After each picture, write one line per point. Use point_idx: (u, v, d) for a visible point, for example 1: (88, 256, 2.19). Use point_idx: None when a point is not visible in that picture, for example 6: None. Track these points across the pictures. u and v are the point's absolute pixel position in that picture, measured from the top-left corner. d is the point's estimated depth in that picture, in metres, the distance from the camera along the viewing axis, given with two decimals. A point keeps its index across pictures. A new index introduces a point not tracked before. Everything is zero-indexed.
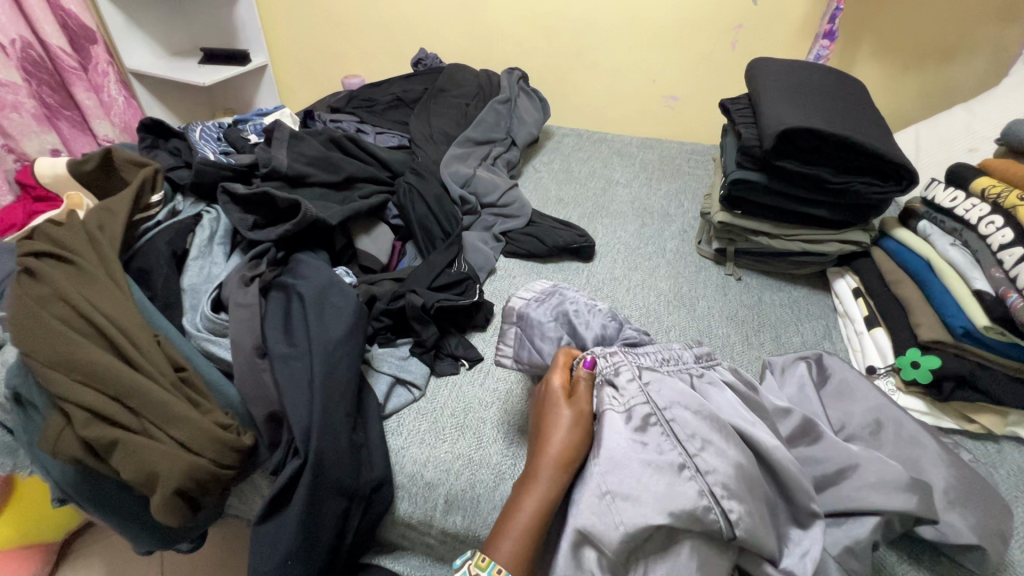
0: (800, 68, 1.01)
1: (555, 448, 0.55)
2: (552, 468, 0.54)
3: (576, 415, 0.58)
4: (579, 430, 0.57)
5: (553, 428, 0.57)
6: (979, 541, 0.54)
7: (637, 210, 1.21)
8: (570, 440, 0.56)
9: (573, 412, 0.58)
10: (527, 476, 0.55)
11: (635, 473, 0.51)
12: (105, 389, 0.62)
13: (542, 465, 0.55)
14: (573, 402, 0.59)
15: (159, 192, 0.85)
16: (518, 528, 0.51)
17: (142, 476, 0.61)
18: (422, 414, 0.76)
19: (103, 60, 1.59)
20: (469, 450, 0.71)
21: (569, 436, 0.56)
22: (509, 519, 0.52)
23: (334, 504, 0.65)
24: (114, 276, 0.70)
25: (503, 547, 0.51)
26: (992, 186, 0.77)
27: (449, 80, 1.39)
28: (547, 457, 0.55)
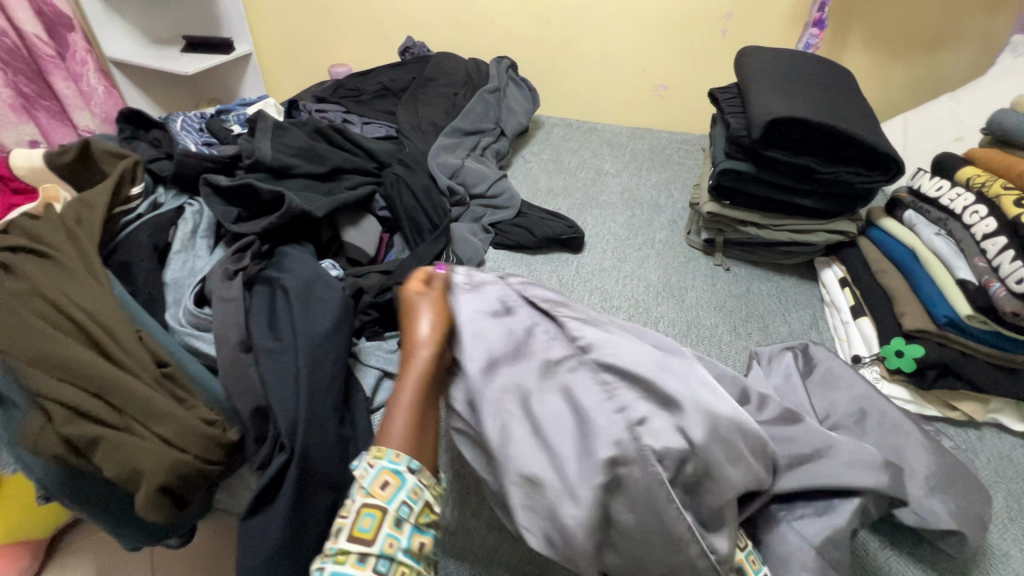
0: (788, 56, 1.01)
1: (423, 334, 0.53)
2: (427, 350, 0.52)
3: (435, 303, 0.56)
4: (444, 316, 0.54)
5: (417, 318, 0.54)
6: (958, 526, 0.55)
7: (627, 201, 1.21)
8: (438, 323, 0.54)
9: (431, 301, 0.56)
10: (404, 367, 0.52)
11: (509, 358, 0.49)
12: (85, 386, 0.61)
13: (414, 352, 0.52)
14: (429, 293, 0.57)
15: (139, 184, 0.83)
16: (404, 414, 0.50)
17: (125, 474, 0.60)
18: None
19: (81, 48, 1.55)
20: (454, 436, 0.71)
21: (435, 319, 0.54)
22: (394, 407, 0.50)
23: (322, 498, 0.65)
24: (93, 271, 0.69)
25: (395, 431, 0.49)
26: (976, 176, 0.78)
27: (436, 69, 1.37)
28: (419, 342, 0.52)
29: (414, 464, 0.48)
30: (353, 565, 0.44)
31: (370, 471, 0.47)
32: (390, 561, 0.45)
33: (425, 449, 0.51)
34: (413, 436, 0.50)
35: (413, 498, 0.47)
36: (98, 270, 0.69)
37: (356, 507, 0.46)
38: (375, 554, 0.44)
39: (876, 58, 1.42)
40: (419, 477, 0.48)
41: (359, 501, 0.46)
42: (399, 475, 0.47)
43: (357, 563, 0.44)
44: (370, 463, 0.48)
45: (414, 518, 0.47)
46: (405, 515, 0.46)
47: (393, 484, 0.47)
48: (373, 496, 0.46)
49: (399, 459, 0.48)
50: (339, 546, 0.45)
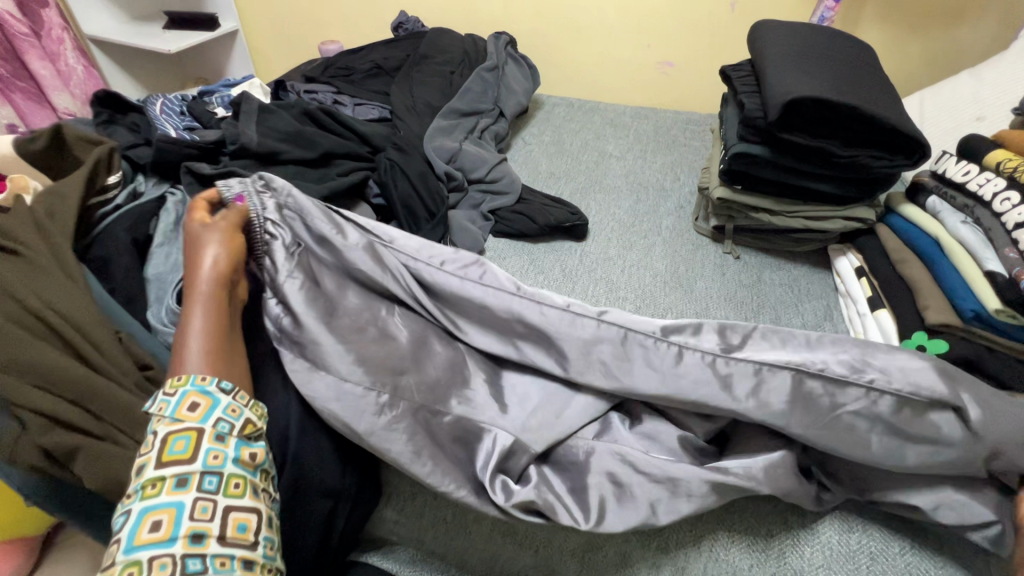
0: (806, 31, 0.95)
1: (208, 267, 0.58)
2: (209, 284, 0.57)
3: (223, 236, 0.61)
4: (228, 248, 0.60)
5: (203, 248, 0.59)
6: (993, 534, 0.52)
7: (631, 185, 1.16)
8: (224, 254, 0.59)
9: (221, 233, 0.61)
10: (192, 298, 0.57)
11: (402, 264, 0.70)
12: (62, 392, 0.57)
13: (203, 282, 0.57)
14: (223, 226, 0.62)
15: (116, 173, 0.78)
16: (199, 342, 0.54)
17: (108, 486, 0.56)
18: None
19: (57, 24, 1.46)
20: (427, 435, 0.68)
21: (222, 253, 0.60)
22: (184, 336, 0.54)
23: (319, 507, 0.61)
24: (67, 268, 0.65)
25: (193, 360, 0.53)
26: (1008, 160, 0.74)
27: (431, 45, 1.30)
28: (207, 274, 0.58)
29: (225, 385, 0.52)
30: (170, 491, 0.46)
31: (171, 400, 0.50)
32: (217, 476, 0.47)
33: (234, 375, 0.55)
34: (215, 359, 0.54)
35: (231, 414, 0.51)
36: (71, 267, 0.65)
37: (161, 436, 0.48)
38: (196, 472, 0.46)
39: (893, 32, 1.35)
40: (235, 397, 0.52)
41: (164, 430, 0.48)
42: (208, 395, 0.50)
43: (175, 488, 0.46)
44: (169, 393, 0.50)
45: (237, 433, 0.50)
46: (225, 430, 0.50)
47: (203, 404, 0.50)
48: (181, 422, 0.48)
49: (205, 381, 0.51)
50: (148, 476, 0.46)
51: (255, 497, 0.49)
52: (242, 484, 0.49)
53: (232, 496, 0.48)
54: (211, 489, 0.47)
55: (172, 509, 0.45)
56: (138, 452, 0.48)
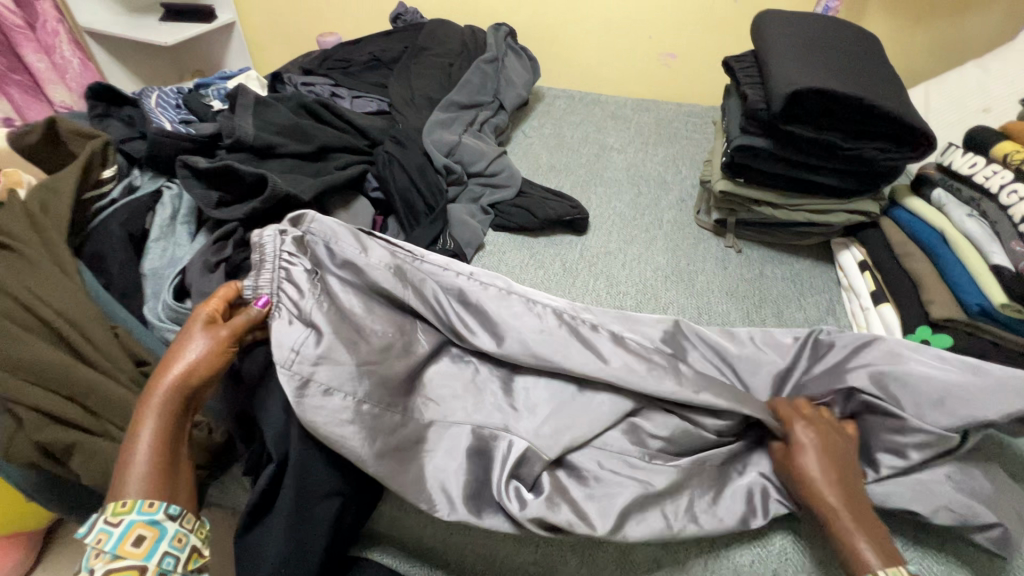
0: (810, 21, 0.93)
1: (173, 372, 0.54)
2: (172, 392, 0.53)
3: (206, 338, 0.56)
4: (206, 354, 0.56)
5: (178, 351, 0.55)
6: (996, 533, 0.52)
7: (632, 177, 1.15)
8: (193, 360, 0.55)
9: (204, 335, 0.57)
10: (144, 408, 0.53)
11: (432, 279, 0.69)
12: (56, 389, 0.57)
13: (159, 390, 0.53)
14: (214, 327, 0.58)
15: (111, 167, 0.77)
16: (145, 459, 0.50)
17: (104, 482, 0.56)
18: None
19: (52, 17, 1.44)
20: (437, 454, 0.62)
21: (194, 358, 0.55)
22: (131, 447, 0.51)
23: (327, 506, 0.61)
24: (61, 263, 0.64)
25: (132, 484, 0.49)
26: (1015, 152, 0.73)
27: (430, 37, 1.28)
28: (169, 381, 0.53)
29: (172, 510, 0.49)
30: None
31: (111, 532, 0.47)
32: None
33: (181, 493, 0.51)
34: (163, 477, 0.51)
35: (176, 546, 0.48)
36: (67, 264, 0.64)
37: None
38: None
39: (899, 21, 1.33)
40: (182, 525, 0.49)
41: (102, 571, 0.46)
42: (154, 526, 0.48)
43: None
44: (111, 522, 0.47)
45: (180, 568, 0.48)
46: (168, 568, 0.47)
47: (149, 537, 0.47)
48: (122, 559, 0.46)
49: (151, 508, 0.48)
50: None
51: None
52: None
53: None
54: None
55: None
56: None
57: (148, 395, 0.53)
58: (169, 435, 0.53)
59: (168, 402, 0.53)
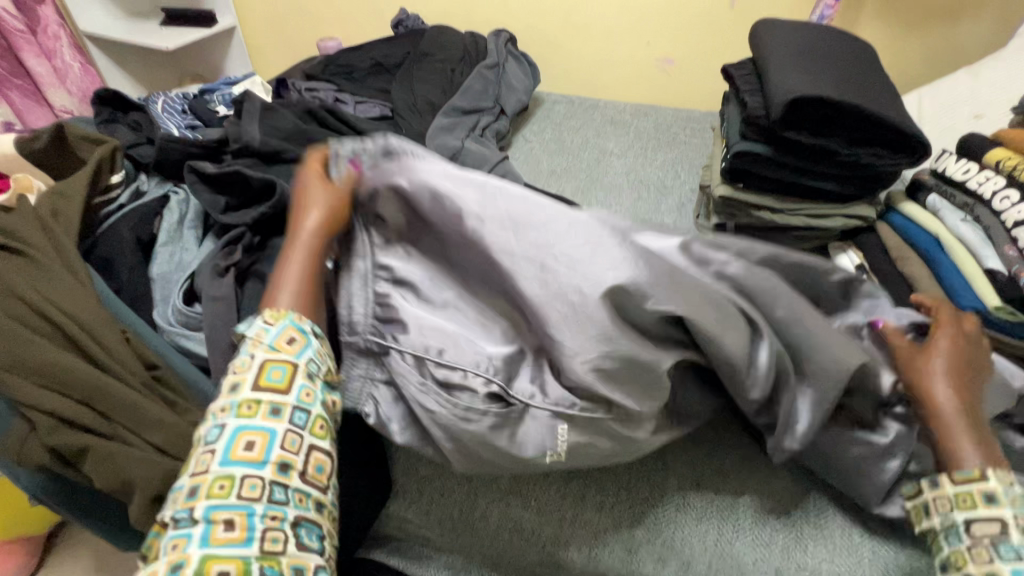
0: (806, 30, 0.95)
1: (313, 221, 0.60)
2: (318, 235, 0.59)
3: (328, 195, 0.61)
4: (332, 208, 0.61)
5: (309, 207, 0.60)
6: None
7: (633, 182, 1.17)
8: (323, 214, 0.60)
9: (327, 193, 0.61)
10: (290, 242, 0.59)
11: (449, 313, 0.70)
12: (71, 393, 0.58)
13: (304, 232, 0.59)
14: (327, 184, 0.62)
15: (119, 172, 0.78)
16: (293, 288, 0.56)
17: (117, 485, 0.56)
18: None
19: (53, 21, 1.45)
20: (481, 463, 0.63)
21: (324, 212, 0.60)
22: (279, 285, 0.56)
23: None
24: (72, 268, 0.65)
25: (283, 302, 0.55)
26: (1007, 159, 0.75)
27: (432, 43, 1.30)
28: (308, 228, 0.59)
29: (318, 329, 0.55)
30: (240, 494, 0.46)
31: (269, 329, 0.52)
32: (305, 415, 0.50)
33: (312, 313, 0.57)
34: (308, 308, 0.56)
35: (306, 400, 0.51)
36: (79, 269, 0.65)
37: (259, 363, 0.50)
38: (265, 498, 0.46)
39: (891, 29, 1.36)
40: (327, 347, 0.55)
41: (261, 357, 0.51)
42: (303, 334, 0.54)
43: (271, 415, 0.49)
44: (268, 323, 0.53)
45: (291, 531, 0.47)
46: (289, 462, 0.48)
47: (299, 340, 0.53)
48: (220, 542, 0.44)
49: (302, 321, 0.54)
50: (215, 473, 0.46)
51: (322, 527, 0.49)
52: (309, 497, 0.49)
53: (316, 434, 0.51)
54: (299, 424, 0.50)
55: (243, 512, 0.45)
56: (232, 371, 0.51)
57: (297, 228, 0.59)
58: (309, 271, 0.57)
59: (310, 240, 0.59)
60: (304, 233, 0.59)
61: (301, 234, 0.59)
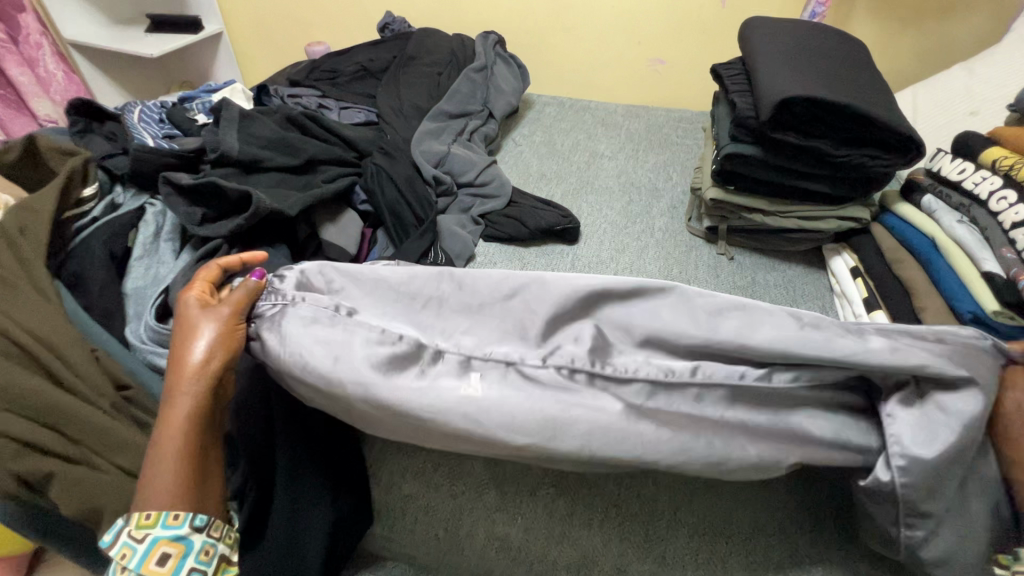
0: (797, 28, 0.93)
1: (192, 357, 0.50)
2: (198, 390, 0.50)
3: (213, 320, 0.52)
4: (223, 338, 0.51)
5: (184, 335, 0.51)
6: None
7: (623, 185, 1.15)
8: (210, 343, 0.50)
9: (210, 317, 0.52)
10: (169, 394, 0.50)
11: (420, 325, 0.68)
12: (36, 417, 0.55)
13: (184, 377, 0.49)
14: (214, 308, 0.53)
15: (92, 184, 0.76)
16: (173, 463, 0.48)
17: (85, 511, 0.54)
18: (398, 449, 0.67)
19: (35, 30, 1.43)
20: (478, 477, 0.64)
21: (208, 340, 0.51)
22: (153, 470, 0.48)
23: (319, 521, 0.61)
24: (40, 285, 0.63)
25: (154, 491, 0.47)
26: (1005, 158, 0.73)
27: (419, 47, 1.28)
28: (189, 368, 0.50)
29: (199, 521, 0.48)
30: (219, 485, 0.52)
31: (136, 547, 0.46)
32: None
33: (206, 499, 0.50)
34: (188, 491, 0.48)
35: (203, 560, 0.48)
36: (47, 287, 0.63)
37: None
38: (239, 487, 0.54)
39: (886, 25, 1.34)
40: (208, 537, 0.49)
41: None
42: (179, 542, 0.47)
43: None
44: (134, 536, 0.46)
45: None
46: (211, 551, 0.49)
47: (174, 554, 0.46)
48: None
49: (175, 520, 0.47)
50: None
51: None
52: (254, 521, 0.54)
53: None
54: None
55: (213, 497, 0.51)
56: None
57: (172, 391, 0.49)
58: (186, 445, 0.49)
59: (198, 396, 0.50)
60: (181, 394, 0.49)
61: (174, 400, 0.49)
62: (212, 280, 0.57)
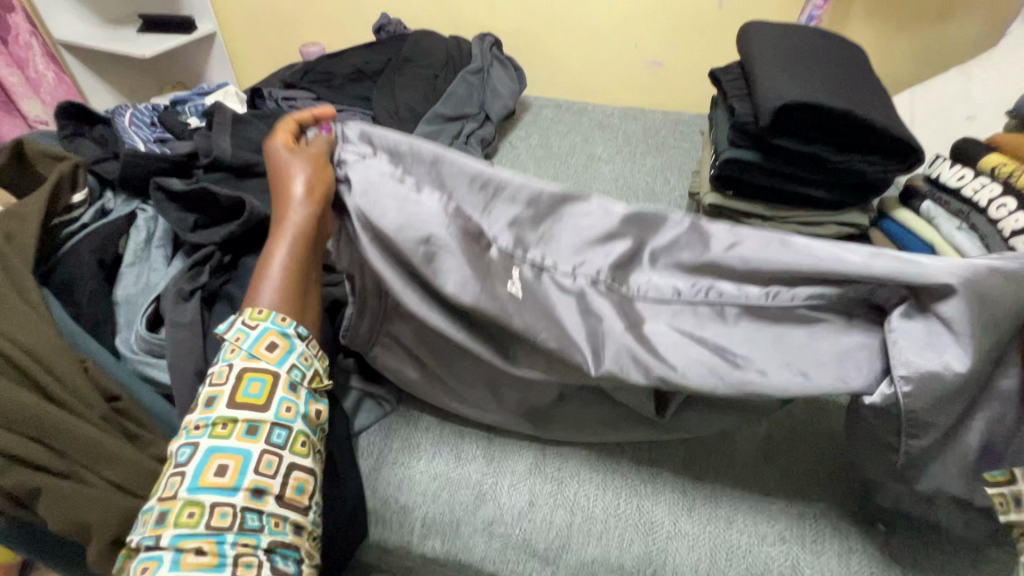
0: (795, 32, 0.93)
1: (301, 186, 0.58)
2: (303, 215, 0.57)
3: (313, 153, 0.60)
4: (323, 194, 0.59)
5: (288, 169, 0.59)
6: None
7: (621, 189, 1.14)
8: (311, 174, 0.58)
9: (312, 152, 0.61)
10: (279, 223, 0.58)
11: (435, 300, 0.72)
12: (22, 430, 0.54)
13: (295, 201, 0.57)
14: (307, 148, 0.61)
15: (81, 190, 0.75)
16: (280, 273, 0.56)
17: (71, 527, 0.53)
18: (398, 459, 0.68)
19: (25, 30, 1.41)
20: (479, 482, 0.66)
21: (313, 174, 0.59)
22: (266, 273, 0.56)
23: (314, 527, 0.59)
24: (26, 294, 0.61)
25: (265, 299, 0.55)
26: (1004, 165, 0.74)
27: (414, 48, 1.27)
28: (298, 194, 0.57)
29: (301, 331, 0.55)
30: (240, 436, 0.49)
31: (221, 396, 0.50)
32: (258, 513, 0.47)
33: (305, 322, 0.57)
34: (292, 309, 0.56)
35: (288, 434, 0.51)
36: (34, 296, 0.61)
37: (203, 456, 0.48)
38: (267, 422, 0.50)
39: (883, 28, 1.34)
40: (309, 347, 0.55)
41: (205, 450, 0.48)
42: (286, 337, 0.54)
43: (217, 519, 0.46)
44: (248, 324, 0.53)
45: (307, 383, 0.54)
46: (298, 379, 0.53)
47: (269, 381, 0.51)
48: (258, 360, 0.52)
49: (285, 322, 0.54)
50: (221, 414, 0.49)
51: (299, 551, 0.49)
52: (307, 443, 0.52)
53: (274, 531, 0.48)
54: (252, 521, 0.47)
55: (239, 456, 0.48)
56: (162, 495, 0.47)
57: (282, 215, 0.57)
58: (292, 264, 0.57)
59: (302, 224, 0.58)
60: (291, 223, 0.57)
61: (285, 216, 0.57)
62: (292, 130, 0.65)
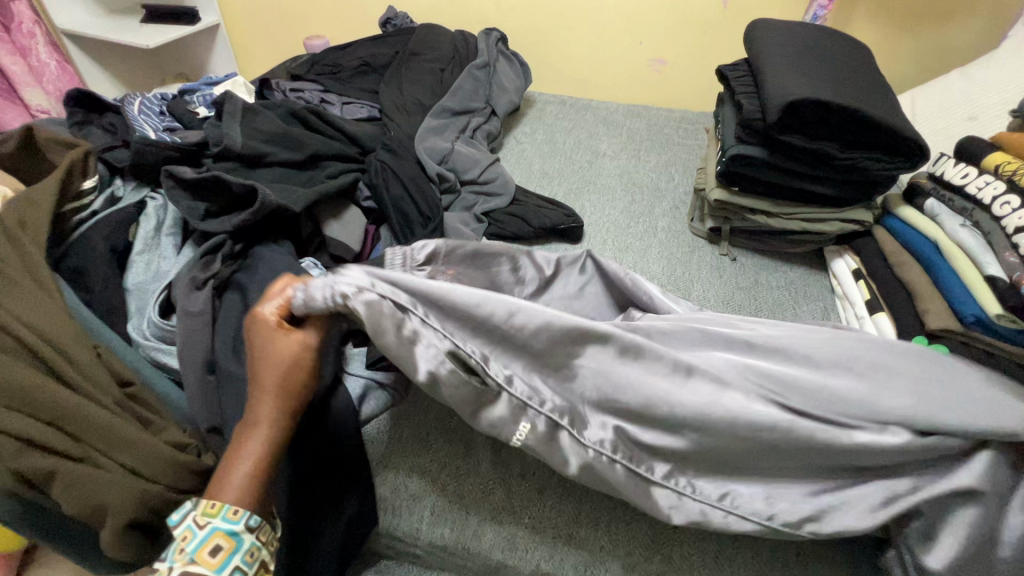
0: (802, 31, 0.94)
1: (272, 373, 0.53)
2: (274, 422, 0.52)
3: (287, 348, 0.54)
4: (291, 371, 0.54)
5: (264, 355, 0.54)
6: None
7: (626, 184, 1.15)
8: (286, 357, 0.54)
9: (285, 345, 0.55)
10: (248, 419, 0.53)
11: None
12: (36, 414, 0.54)
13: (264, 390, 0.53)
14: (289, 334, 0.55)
15: (93, 178, 0.75)
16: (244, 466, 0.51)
17: (87, 510, 0.53)
18: (405, 448, 0.67)
19: (28, 18, 1.40)
20: (491, 473, 0.65)
21: (283, 365, 0.54)
22: (228, 473, 0.50)
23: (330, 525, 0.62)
24: (39, 280, 0.61)
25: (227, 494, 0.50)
26: (1007, 163, 0.74)
27: (421, 42, 1.27)
28: (266, 382, 0.53)
29: (253, 520, 0.49)
30: None
31: None
32: None
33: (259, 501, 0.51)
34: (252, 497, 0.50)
35: None
36: (47, 281, 0.61)
37: None
38: None
39: (886, 29, 1.35)
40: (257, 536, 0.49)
41: None
42: (232, 537, 0.47)
43: None
44: (196, 522, 0.47)
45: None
46: None
47: (225, 548, 0.47)
48: (197, 564, 0.46)
49: (236, 515, 0.48)
50: None
51: None
52: None
53: None
54: None
55: None
56: None
57: (257, 391, 0.53)
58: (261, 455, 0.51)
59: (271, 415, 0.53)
60: (259, 415, 0.52)
61: (256, 404, 0.52)
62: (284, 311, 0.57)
